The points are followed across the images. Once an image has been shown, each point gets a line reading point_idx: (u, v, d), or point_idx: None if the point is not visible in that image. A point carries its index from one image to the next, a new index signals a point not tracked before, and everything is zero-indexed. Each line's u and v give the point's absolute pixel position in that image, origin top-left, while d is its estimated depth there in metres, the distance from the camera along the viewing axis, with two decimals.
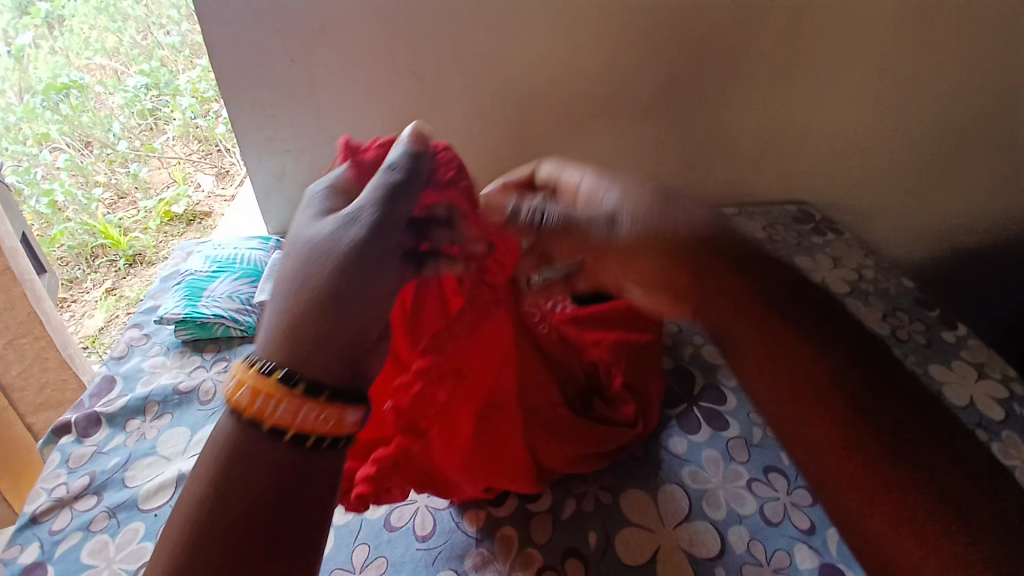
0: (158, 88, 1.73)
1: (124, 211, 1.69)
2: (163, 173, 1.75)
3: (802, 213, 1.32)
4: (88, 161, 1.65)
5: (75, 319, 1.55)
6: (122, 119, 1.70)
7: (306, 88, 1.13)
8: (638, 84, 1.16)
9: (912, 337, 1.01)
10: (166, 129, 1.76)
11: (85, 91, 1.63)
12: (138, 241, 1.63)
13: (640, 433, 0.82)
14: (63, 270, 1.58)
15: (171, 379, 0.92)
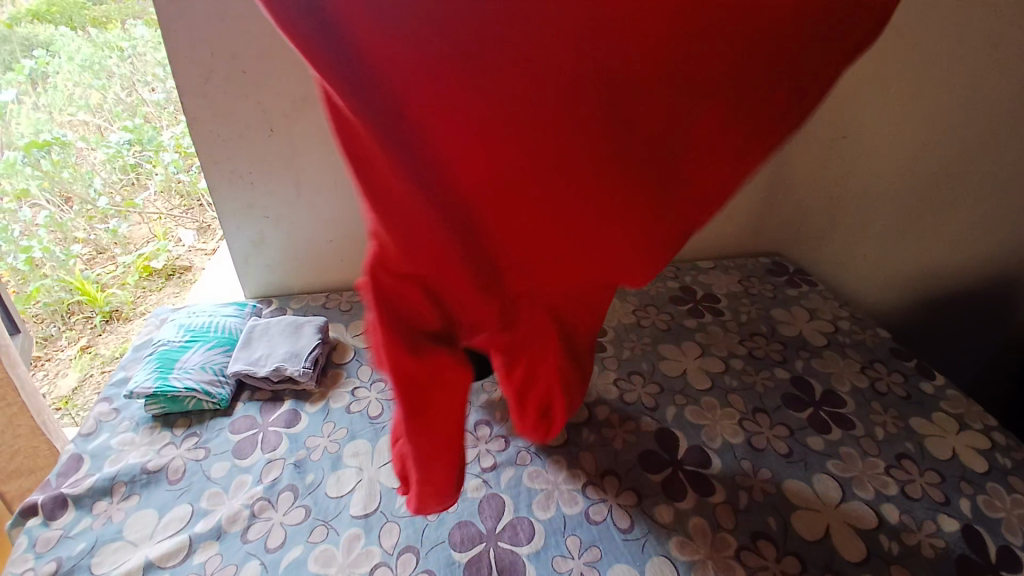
0: (141, 144, 1.40)
1: (99, 267, 1.42)
2: (143, 229, 1.49)
3: (776, 266, 1.36)
4: (69, 218, 1.33)
5: (47, 378, 1.31)
6: (103, 175, 1.38)
7: (285, 158, 1.13)
8: None
9: (892, 389, 1.02)
10: (148, 184, 1.46)
11: (67, 147, 1.30)
12: (116, 297, 1.41)
13: (624, 504, 0.80)
14: (33, 326, 1.31)
15: (138, 457, 0.87)
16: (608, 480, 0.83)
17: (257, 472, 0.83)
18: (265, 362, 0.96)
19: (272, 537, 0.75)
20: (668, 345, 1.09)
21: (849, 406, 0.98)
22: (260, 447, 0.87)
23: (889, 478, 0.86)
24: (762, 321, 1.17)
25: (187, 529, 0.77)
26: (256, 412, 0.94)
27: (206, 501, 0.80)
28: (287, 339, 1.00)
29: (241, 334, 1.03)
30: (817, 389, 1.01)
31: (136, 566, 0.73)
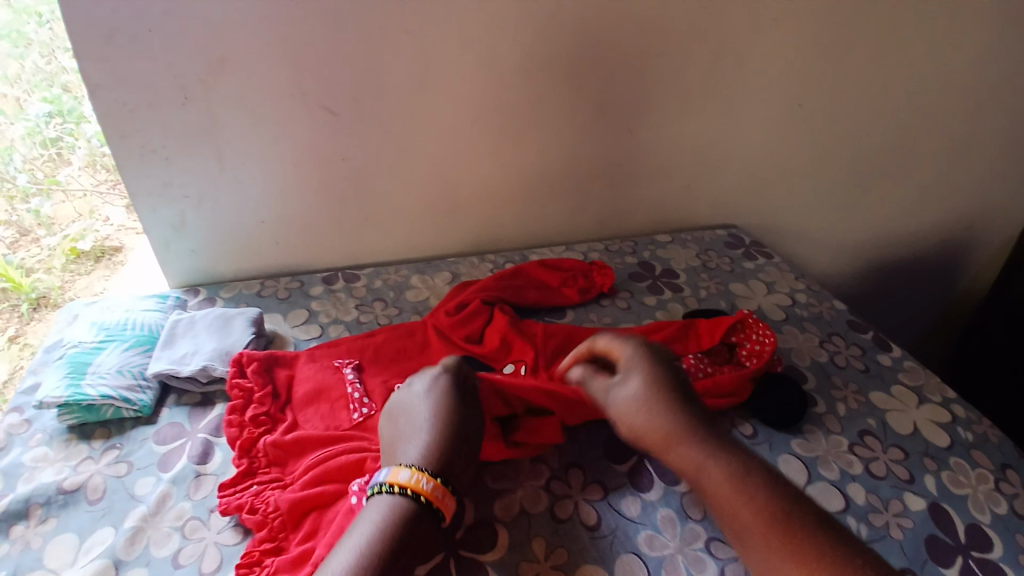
0: (61, 115, 1.38)
1: (25, 252, 1.42)
2: (68, 208, 1.47)
3: (732, 238, 1.35)
4: None
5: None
6: (22, 152, 1.41)
7: (205, 129, 1.04)
8: (553, 105, 1.16)
9: (851, 363, 1.03)
10: (72, 159, 1.45)
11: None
12: (42, 283, 1.40)
13: (591, 499, 0.78)
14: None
15: (53, 475, 0.78)
16: (574, 474, 0.80)
17: (184, 486, 0.76)
18: (190, 360, 0.88)
19: (206, 559, 0.68)
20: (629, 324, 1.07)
21: (812, 383, 0.98)
22: (189, 456, 0.80)
23: (853, 457, 0.87)
24: (721, 297, 1.16)
25: (108, 554, 0.69)
26: (183, 418, 0.85)
27: (129, 521, 0.72)
28: (211, 337, 0.92)
29: (163, 331, 0.94)
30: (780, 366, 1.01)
31: None
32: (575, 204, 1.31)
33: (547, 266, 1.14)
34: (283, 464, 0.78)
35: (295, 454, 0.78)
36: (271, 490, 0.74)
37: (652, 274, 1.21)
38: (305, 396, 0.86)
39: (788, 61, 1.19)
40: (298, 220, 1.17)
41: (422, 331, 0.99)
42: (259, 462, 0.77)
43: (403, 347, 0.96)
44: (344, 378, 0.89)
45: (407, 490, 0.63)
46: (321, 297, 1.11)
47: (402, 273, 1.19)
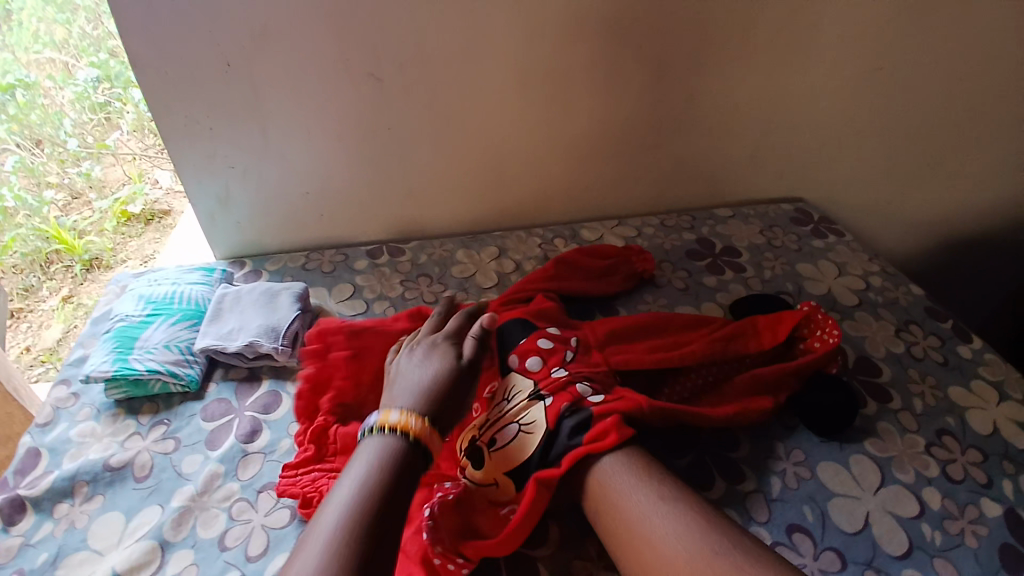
0: (110, 81, 1.49)
1: (77, 214, 1.49)
2: (116, 171, 1.57)
3: (799, 214, 1.25)
4: (40, 161, 1.45)
5: (32, 330, 1.39)
6: (73, 115, 1.47)
7: (247, 99, 1.00)
8: (610, 70, 1.07)
9: (928, 354, 0.95)
10: (120, 123, 1.54)
11: (33, 88, 1.40)
12: (94, 245, 1.45)
13: None
14: (13, 278, 1.40)
15: (101, 452, 0.78)
16: None
17: (232, 466, 0.74)
18: (237, 337, 0.86)
19: (253, 543, 0.67)
20: (687, 308, 1.00)
21: (885, 376, 0.90)
22: (233, 435, 0.78)
23: (929, 458, 0.80)
24: (788, 279, 1.07)
25: (156, 534, 0.68)
26: (231, 395, 0.84)
27: (176, 501, 0.71)
28: (254, 311, 0.90)
29: (209, 306, 0.92)
30: (851, 356, 0.93)
31: None
32: (628, 176, 1.23)
33: (587, 255, 1.05)
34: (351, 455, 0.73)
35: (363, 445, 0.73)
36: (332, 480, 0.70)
37: (711, 252, 1.13)
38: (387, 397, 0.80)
39: (874, 18, 1.07)
40: (341, 192, 1.13)
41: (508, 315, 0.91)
42: (331, 448, 0.74)
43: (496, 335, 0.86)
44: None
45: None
46: (365, 272, 1.08)
47: (447, 248, 1.14)
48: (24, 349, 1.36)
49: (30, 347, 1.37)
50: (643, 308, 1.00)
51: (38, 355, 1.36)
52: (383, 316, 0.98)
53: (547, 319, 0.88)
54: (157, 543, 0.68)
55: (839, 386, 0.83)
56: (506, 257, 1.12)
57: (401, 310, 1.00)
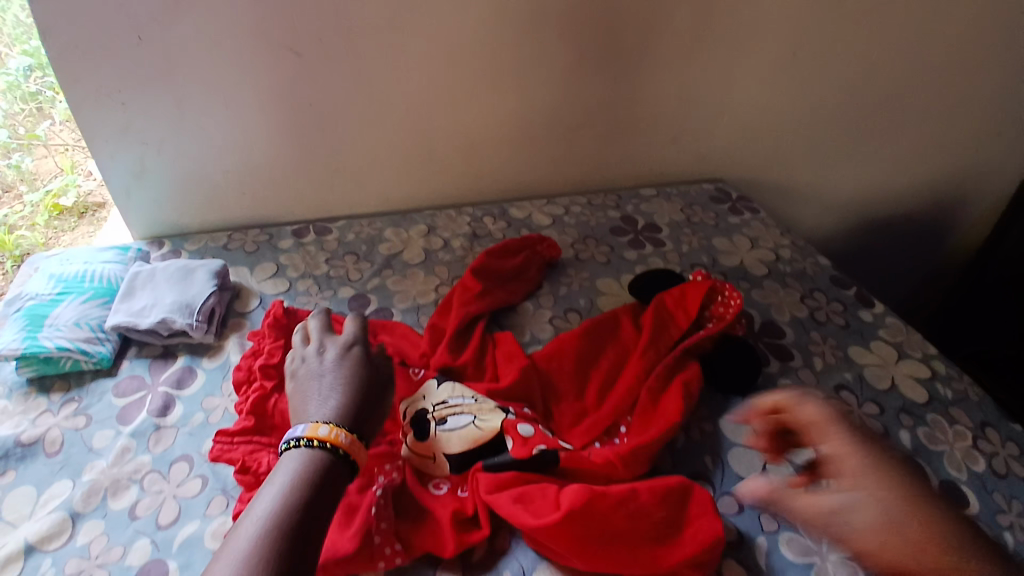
0: (41, 69, 1.37)
1: (7, 207, 1.43)
2: (48, 162, 1.49)
3: (720, 193, 1.31)
4: None
5: None
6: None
7: (161, 71, 0.98)
8: (534, 50, 1.10)
9: (831, 319, 1.01)
10: (50, 114, 1.45)
11: None
12: (25, 239, 1.40)
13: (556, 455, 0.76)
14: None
15: (10, 429, 0.76)
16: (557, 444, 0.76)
17: (144, 440, 0.74)
18: (149, 313, 0.85)
19: (165, 511, 0.67)
20: (607, 280, 1.04)
21: (788, 337, 0.97)
22: (148, 409, 0.77)
23: None
24: (703, 252, 1.13)
25: (65, 507, 0.68)
26: (144, 371, 0.83)
27: (88, 474, 0.71)
28: (168, 287, 0.89)
29: (122, 284, 0.91)
30: (757, 320, 1.00)
31: (15, 551, 0.64)
32: (557, 155, 1.26)
33: (496, 257, 1.00)
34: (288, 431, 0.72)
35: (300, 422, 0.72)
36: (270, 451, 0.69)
37: (633, 228, 1.18)
38: None
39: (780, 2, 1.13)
40: (266, 169, 1.12)
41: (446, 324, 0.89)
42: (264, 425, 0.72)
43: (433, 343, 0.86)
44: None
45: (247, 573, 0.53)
46: (290, 251, 1.08)
47: (376, 227, 1.15)
48: None
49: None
50: (565, 281, 1.03)
51: None
52: (305, 294, 0.99)
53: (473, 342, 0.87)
54: (65, 516, 0.67)
55: (746, 348, 0.88)
56: (435, 235, 1.14)
57: (325, 286, 1.00)
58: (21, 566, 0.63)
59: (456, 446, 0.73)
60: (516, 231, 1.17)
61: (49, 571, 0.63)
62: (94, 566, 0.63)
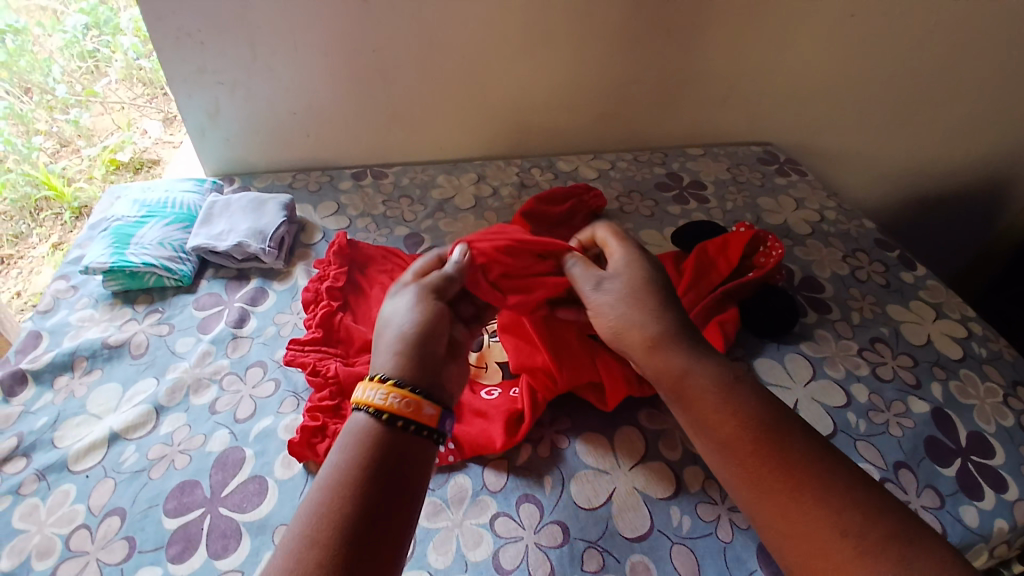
0: (98, 28, 1.64)
1: (66, 160, 1.65)
2: (105, 119, 1.73)
3: (767, 154, 1.32)
4: (28, 108, 1.61)
5: (22, 276, 1.53)
6: (62, 63, 1.63)
7: (235, 14, 1.03)
8: (588, 4, 1.11)
9: (872, 277, 1.03)
10: (108, 72, 1.71)
11: (21, 33, 1.54)
12: (82, 193, 1.61)
13: None
14: (5, 224, 1.55)
15: (99, 333, 0.84)
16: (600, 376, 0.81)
17: (223, 345, 0.81)
18: (227, 238, 0.92)
19: (240, 408, 0.74)
20: (651, 231, 1.07)
21: (828, 292, 0.99)
22: (223, 322, 0.85)
23: (861, 360, 0.89)
24: (747, 209, 1.14)
25: (150, 401, 0.75)
26: (221, 289, 0.90)
27: (171, 374, 0.78)
28: (243, 216, 0.96)
29: (201, 211, 0.98)
30: (798, 275, 1.02)
31: (101, 437, 0.72)
32: (606, 110, 1.28)
33: (545, 203, 1.04)
34: (348, 344, 0.80)
35: (360, 337, 0.80)
36: (334, 361, 0.77)
37: (679, 184, 1.20)
38: (377, 296, 0.88)
39: None
40: (327, 114, 1.18)
41: None
42: (328, 337, 0.81)
43: None
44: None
45: (380, 412, 0.54)
46: (349, 191, 1.14)
47: (428, 173, 1.20)
48: (16, 293, 1.50)
49: (20, 292, 1.50)
50: None
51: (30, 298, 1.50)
52: (365, 230, 1.05)
53: None
54: (151, 408, 0.75)
55: (786, 299, 0.92)
56: (484, 182, 1.18)
57: (382, 225, 1.06)
58: (105, 452, 0.71)
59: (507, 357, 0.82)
60: (563, 183, 1.20)
61: (134, 455, 0.71)
62: (180, 450, 0.70)
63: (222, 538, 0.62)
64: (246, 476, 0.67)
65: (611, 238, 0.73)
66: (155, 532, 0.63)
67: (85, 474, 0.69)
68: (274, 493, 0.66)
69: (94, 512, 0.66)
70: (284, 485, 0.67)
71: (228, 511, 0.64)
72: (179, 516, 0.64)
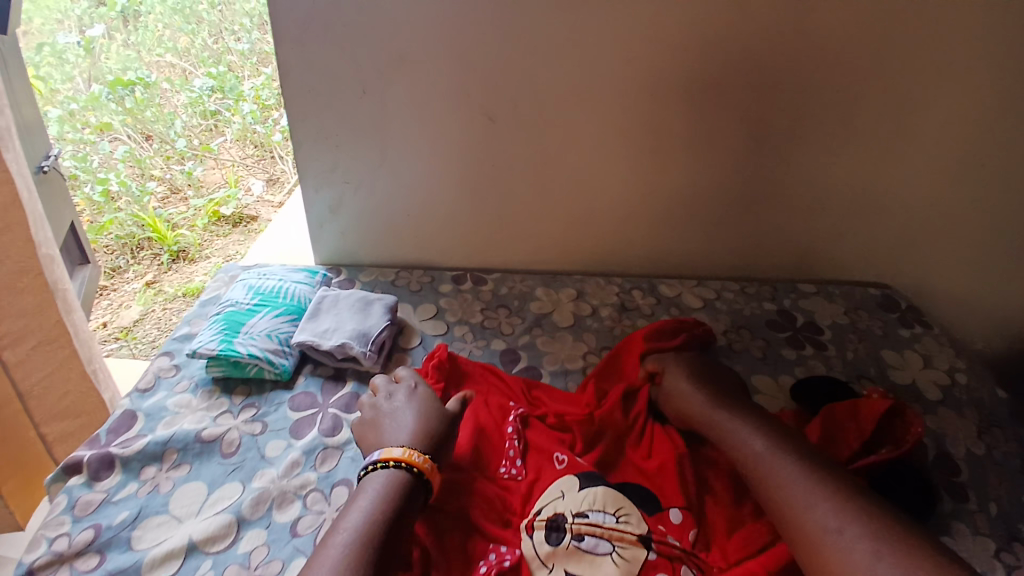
0: (221, 91, 1.95)
1: (175, 207, 1.82)
2: (215, 173, 1.92)
3: (887, 299, 1.22)
4: (146, 155, 1.84)
5: (112, 308, 1.61)
6: (184, 118, 1.91)
7: (373, 121, 1.09)
8: (708, 136, 1.11)
9: (1011, 460, 0.90)
10: (224, 130, 1.97)
11: (150, 88, 1.84)
12: (183, 239, 1.74)
13: None
14: (106, 258, 1.68)
15: (193, 423, 0.84)
16: None
17: (313, 456, 0.79)
18: (331, 336, 0.92)
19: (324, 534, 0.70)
20: (764, 377, 0.99)
21: (965, 475, 0.87)
22: (316, 429, 0.83)
23: (999, 563, 0.76)
24: (870, 362, 1.05)
25: (233, 511, 0.73)
26: (317, 389, 0.89)
27: (257, 481, 0.76)
28: (350, 318, 0.96)
29: (310, 304, 0.99)
30: (930, 451, 0.90)
31: (180, 545, 0.69)
32: (714, 237, 1.24)
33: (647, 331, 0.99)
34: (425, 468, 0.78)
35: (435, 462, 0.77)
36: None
37: (792, 325, 1.12)
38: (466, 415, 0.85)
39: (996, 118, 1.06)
40: (435, 215, 1.20)
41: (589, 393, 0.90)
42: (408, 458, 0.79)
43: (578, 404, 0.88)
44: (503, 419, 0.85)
45: (400, 463, 0.69)
46: (449, 295, 1.14)
47: (527, 283, 1.18)
48: (102, 324, 1.57)
49: (106, 323, 1.58)
50: None
51: (114, 332, 1.57)
52: (462, 339, 1.03)
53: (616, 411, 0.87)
54: (231, 520, 0.72)
55: (913, 479, 0.80)
56: (583, 300, 1.15)
57: (479, 335, 1.04)
58: (181, 563, 0.68)
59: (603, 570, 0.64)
60: (665, 308, 1.15)
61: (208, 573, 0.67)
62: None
63: None
64: None
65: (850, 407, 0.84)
66: None
67: None
68: None
69: None
70: None
71: None
72: None
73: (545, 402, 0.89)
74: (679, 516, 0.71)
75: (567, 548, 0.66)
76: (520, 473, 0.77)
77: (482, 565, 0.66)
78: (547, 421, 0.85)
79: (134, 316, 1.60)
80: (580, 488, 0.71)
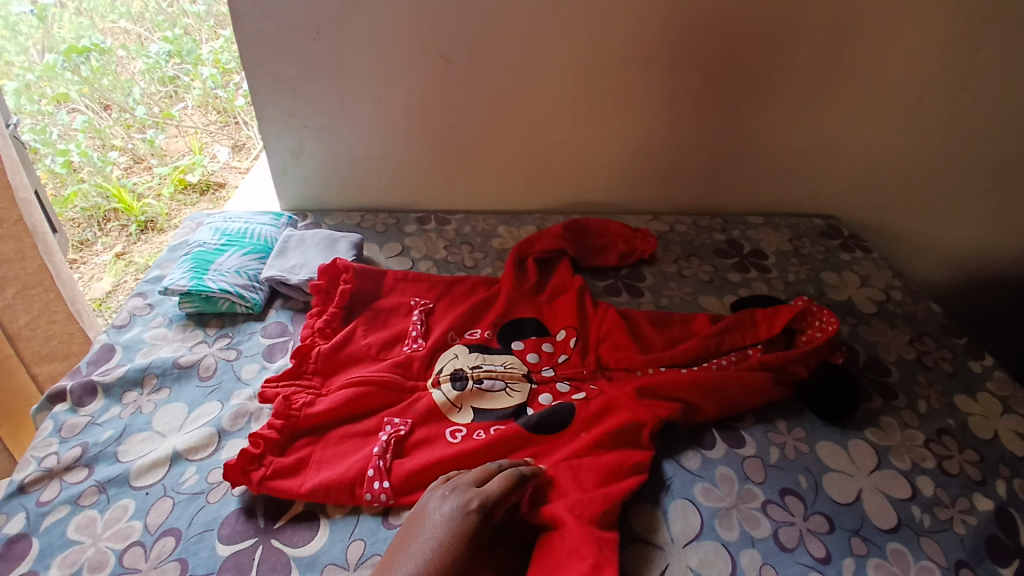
0: (179, 56, 1.90)
1: (138, 176, 1.81)
2: (178, 141, 1.92)
3: (831, 228, 1.30)
4: (106, 125, 1.78)
5: (83, 281, 1.62)
6: (142, 85, 1.85)
7: (331, 64, 1.11)
8: (659, 78, 1.14)
9: (939, 364, 0.99)
10: (185, 97, 1.93)
11: (105, 54, 1.74)
12: (150, 208, 1.74)
13: (679, 465, 0.80)
14: (73, 231, 1.66)
15: (172, 352, 0.88)
16: (666, 459, 0.80)
17: None
18: (300, 271, 0.97)
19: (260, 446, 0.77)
20: (710, 298, 1.07)
21: (893, 376, 0.96)
22: (282, 357, 0.88)
23: (924, 450, 0.85)
24: (810, 283, 1.13)
25: (215, 424, 0.78)
26: (288, 319, 0.94)
27: (236, 399, 0.82)
28: (315, 254, 1.01)
29: (277, 243, 1.03)
30: (862, 355, 0.99)
31: (166, 455, 0.75)
32: (669, 175, 1.29)
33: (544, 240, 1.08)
34: (326, 376, 0.85)
35: (340, 369, 0.86)
36: (306, 394, 0.81)
37: (739, 253, 1.19)
38: (372, 322, 0.93)
39: (931, 49, 1.10)
40: (399, 160, 1.24)
41: (486, 294, 1.00)
42: (310, 366, 0.85)
43: (477, 303, 0.98)
44: (408, 320, 0.94)
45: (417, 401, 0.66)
46: (414, 235, 1.18)
47: (491, 222, 1.23)
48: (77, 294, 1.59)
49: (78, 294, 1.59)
50: (667, 292, 1.07)
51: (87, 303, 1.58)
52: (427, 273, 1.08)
53: (512, 310, 0.97)
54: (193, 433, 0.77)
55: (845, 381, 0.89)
56: None
57: (445, 270, 1.10)
58: (167, 470, 0.73)
59: (492, 404, 0.83)
60: None
61: (194, 476, 0.73)
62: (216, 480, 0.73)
63: (272, 572, 0.64)
64: (302, 512, 0.70)
65: (763, 320, 0.93)
66: (207, 559, 0.65)
67: (145, 490, 0.71)
68: (325, 529, 0.68)
69: (150, 531, 0.67)
70: (336, 523, 0.69)
71: (280, 545, 0.66)
72: (233, 544, 0.66)
73: (445, 306, 0.98)
74: (557, 390, 0.86)
75: (469, 391, 0.83)
76: (420, 347, 0.89)
77: (384, 435, 0.77)
78: (444, 322, 0.94)
79: (107, 287, 1.62)
80: (470, 351, 0.90)
